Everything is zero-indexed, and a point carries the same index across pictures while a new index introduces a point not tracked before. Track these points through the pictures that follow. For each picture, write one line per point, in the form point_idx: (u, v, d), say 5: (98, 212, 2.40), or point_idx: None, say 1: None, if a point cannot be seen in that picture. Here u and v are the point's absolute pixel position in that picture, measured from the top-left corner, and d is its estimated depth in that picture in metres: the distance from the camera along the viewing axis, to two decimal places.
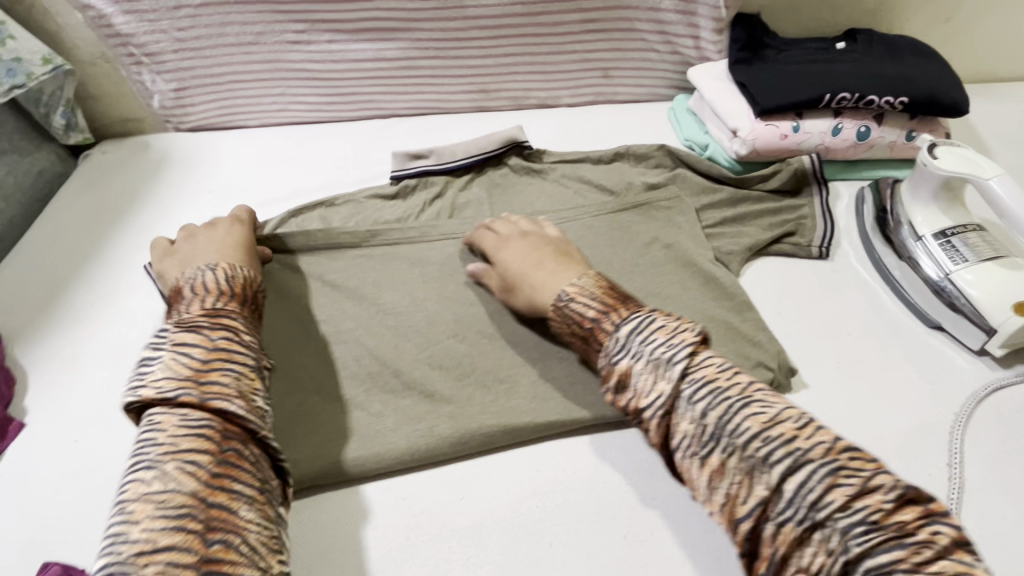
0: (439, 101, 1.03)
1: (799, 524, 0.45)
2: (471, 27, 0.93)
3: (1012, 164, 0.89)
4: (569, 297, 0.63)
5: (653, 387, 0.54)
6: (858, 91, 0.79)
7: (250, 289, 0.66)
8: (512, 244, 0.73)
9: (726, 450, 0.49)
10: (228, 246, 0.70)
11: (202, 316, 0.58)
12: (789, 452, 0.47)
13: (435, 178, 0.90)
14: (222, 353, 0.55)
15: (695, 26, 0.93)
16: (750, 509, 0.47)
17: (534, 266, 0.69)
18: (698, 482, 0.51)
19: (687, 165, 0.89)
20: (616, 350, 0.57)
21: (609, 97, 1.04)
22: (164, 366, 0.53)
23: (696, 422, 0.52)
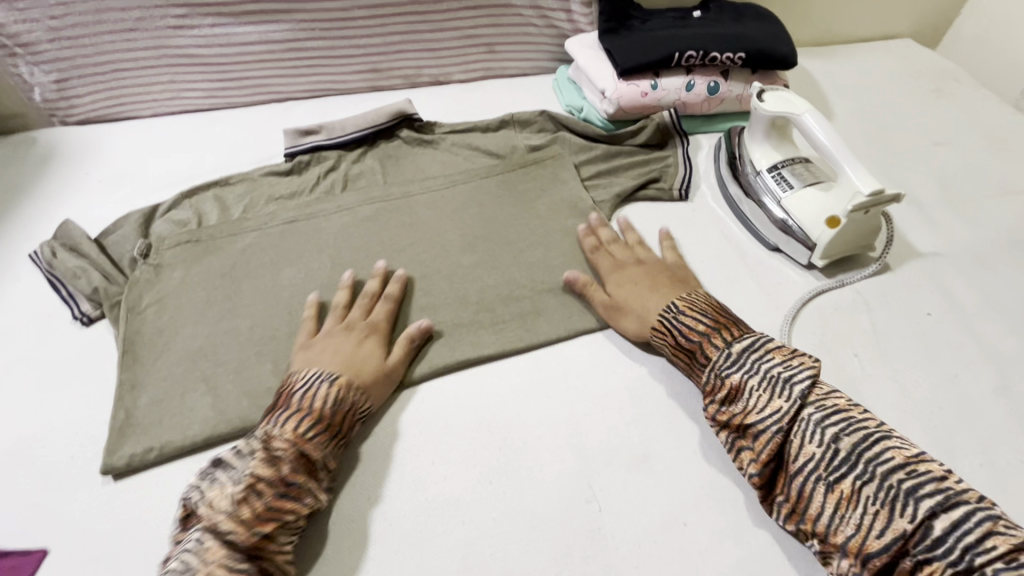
0: (334, 83, 1.06)
1: (946, 563, 0.46)
2: (355, 8, 0.97)
3: (848, 109, 1.00)
4: (678, 310, 0.65)
5: (769, 404, 0.56)
6: (702, 50, 0.88)
7: (354, 419, 0.61)
8: (626, 272, 0.73)
9: (864, 478, 0.51)
10: (353, 359, 0.64)
11: (286, 448, 0.54)
12: (910, 481, 0.49)
13: (328, 153, 0.93)
14: (292, 491, 0.53)
15: (565, 0, 1.01)
16: (887, 543, 0.48)
17: (650, 289, 0.70)
18: (822, 513, 0.52)
19: (566, 127, 0.96)
20: (725, 365, 0.59)
21: (498, 72, 1.11)
22: (230, 500, 0.50)
23: (825, 446, 0.53)
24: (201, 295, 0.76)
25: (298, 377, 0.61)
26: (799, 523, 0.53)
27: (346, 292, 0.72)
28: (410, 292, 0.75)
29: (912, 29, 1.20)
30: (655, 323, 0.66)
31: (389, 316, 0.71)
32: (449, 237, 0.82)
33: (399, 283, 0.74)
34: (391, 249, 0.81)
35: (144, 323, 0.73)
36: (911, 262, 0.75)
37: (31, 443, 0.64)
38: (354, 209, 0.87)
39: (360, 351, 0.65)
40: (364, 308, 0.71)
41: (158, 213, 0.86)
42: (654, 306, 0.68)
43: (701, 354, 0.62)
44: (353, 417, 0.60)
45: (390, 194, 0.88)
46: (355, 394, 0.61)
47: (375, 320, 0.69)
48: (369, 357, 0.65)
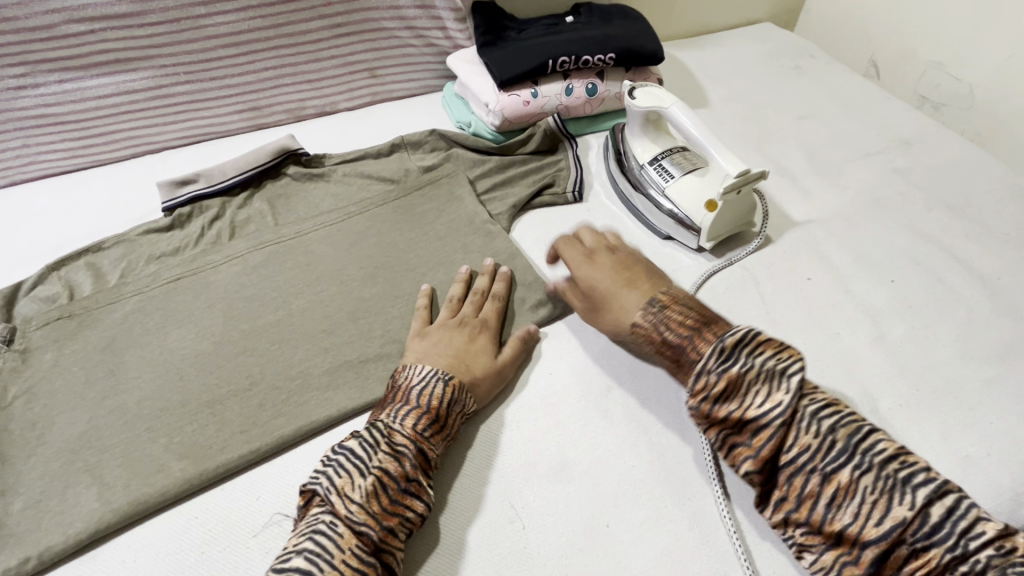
0: (212, 126, 1.01)
1: (946, 552, 0.45)
2: (217, 47, 0.93)
3: (722, 94, 1.06)
4: (660, 307, 0.62)
5: (769, 397, 0.52)
6: (573, 54, 0.91)
7: (460, 416, 0.61)
8: (601, 262, 0.71)
9: (861, 468, 0.48)
10: (466, 356, 0.65)
11: (409, 444, 0.55)
12: (913, 472, 0.48)
13: (209, 201, 0.88)
14: (412, 488, 0.54)
15: (437, 18, 1.01)
16: (887, 532, 0.46)
17: (623, 284, 0.67)
18: (819, 502, 0.49)
19: (458, 144, 0.96)
20: (722, 358, 0.55)
21: (385, 96, 1.09)
22: (363, 492, 0.51)
23: (821, 436, 0.51)
24: (78, 375, 0.70)
25: (414, 376, 0.61)
26: (793, 514, 0.51)
27: (462, 285, 0.74)
28: (511, 291, 0.76)
29: (768, 14, 1.29)
30: (637, 321, 0.63)
31: (496, 314, 0.71)
32: (349, 271, 0.79)
33: (504, 281, 0.75)
34: (287, 292, 0.77)
35: (13, 418, 0.65)
36: (790, 232, 0.80)
37: None
38: (245, 257, 0.82)
39: (472, 347, 0.66)
40: (475, 304, 0.71)
41: (21, 292, 0.78)
42: (632, 304, 0.65)
43: (689, 355, 0.59)
44: (457, 420, 0.61)
45: (282, 235, 0.85)
46: (465, 393, 0.62)
47: (483, 313, 0.71)
48: (481, 356, 0.66)
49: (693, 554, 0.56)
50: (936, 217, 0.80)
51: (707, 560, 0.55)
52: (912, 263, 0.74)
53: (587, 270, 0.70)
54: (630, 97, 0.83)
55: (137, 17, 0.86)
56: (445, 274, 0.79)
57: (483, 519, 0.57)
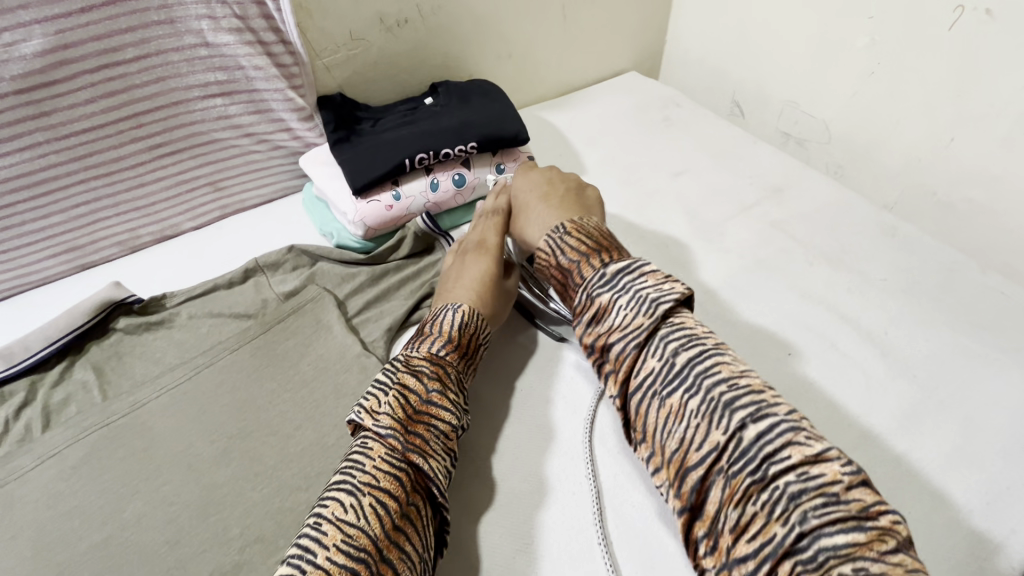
0: (19, 278, 0.84)
1: (752, 478, 0.45)
2: (5, 194, 0.77)
3: (598, 159, 1.03)
4: (566, 232, 0.66)
5: (631, 321, 0.56)
6: (432, 149, 0.84)
7: (477, 343, 0.67)
8: (532, 175, 0.79)
9: (691, 391, 0.51)
10: (473, 282, 0.71)
11: (426, 360, 0.61)
12: (743, 400, 0.48)
13: (12, 386, 0.72)
14: (436, 403, 0.58)
15: (279, 120, 0.91)
16: (705, 456, 0.48)
17: (537, 198, 0.75)
18: (654, 425, 0.53)
19: (323, 258, 0.86)
20: (599, 284, 0.60)
21: (237, 207, 0.98)
22: (387, 403, 0.56)
23: (664, 360, 0.53)
24: None
25: (432, 310, 0.69)
26: (642, 439, 0.54)
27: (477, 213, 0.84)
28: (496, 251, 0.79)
29: (632, 63, 1.30)
30: (542, 244, 0.68)
31: (496, 233, 0.78)
32: (198, 450, 0.67)
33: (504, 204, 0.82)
34: (119, 495, 0.63)
35: None
36: None
37: None
38: (63, 453, 0.67)
39: (477, 270, 0.73)
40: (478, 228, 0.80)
41: None
42: (542, 221, 0.72)
43: (577, 277, 0.63)
44: (477, 340, 0.67)
45: (112, 414, 0.70)
46: (479, 319, 0.67)
47: (486, 242, 0.77)
48: (484, 275, 0.72)
49: None
50: (818, 270, 0.80)
51: None
52: (803, 329, 0.72)
53: (522, 184, 0.79)
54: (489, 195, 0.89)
55: None
56: (316, 431, 0.67)
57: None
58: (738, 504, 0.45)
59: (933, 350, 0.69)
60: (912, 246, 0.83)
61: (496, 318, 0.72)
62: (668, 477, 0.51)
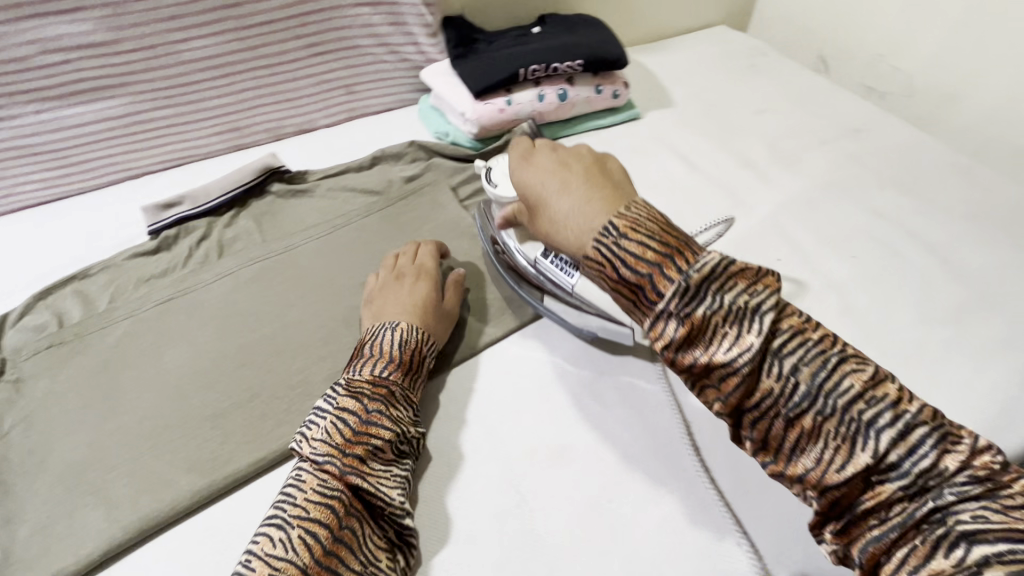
0: (192, 149, 1.02)
1: (902, 486, 0.44)
2: (196, 70, 0.94)
3: (685, 94, 1.12)
4: (618, 234, 0.52)
5: (736, 340, 0.48)
6: (544, 62, 0.95)
7: (419, 358, 0.66)
8: (538, 162, 0.64)
9: (823, 412, 0.46)
10: (412, 301, 0.70)
11: (366, 383, 0.60)
12: (872, 403, 0.45)
13: (195, 222, 0.89)
14: (374, 425, 0.57)
15: (410, 34, 1.04)
16: (846, 477, 0.45)
17: (558, 189, 0.59)
18: (782, 446, 0.48)
19: (438, 153, 1.00)
20: (687, 298, 0.49)
21: (363, 111, 1.12)
22: (323, 430, 0.57)
23: (782, 380, 0.47)
24: (74, 399, 0.70)
25: (368, 331, 0.67)
26: (761, 454, 0.49)
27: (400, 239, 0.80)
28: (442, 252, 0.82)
29: (722, 18, 1.37)
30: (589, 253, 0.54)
31: (432, 257, 0.77)
32: (341, 283, 0.82)
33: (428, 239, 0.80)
34: (280, 306, 0.79)
35: (11, 447, 0.65)
36: (757, 216, 0.86)
37: None
38: (236, 274, 0.83)
39: (416, 291, 0.71)
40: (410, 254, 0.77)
41: (8, 324, 0.79)
42: (575, 216, 0.57)
43: (648, 295, 0.51)
44: (422, 355, 0.66)
45: (271, 251, 0.86)
46: (421, 337, 0.67)
47: (421, 262, 0.76)
48: (430, 297, 0.71)
49: (691, 520, 0.59)
50: (893, 195, 0.87)
51: (705, 524, 0.59)
52: (870, 239, 0.80)
53: (530, 174, 0.63)
54: (488, 183, 0.76)
55: (114, 45, 0.87)
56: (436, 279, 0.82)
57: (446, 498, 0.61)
58: (884, 511, 0.44)
59: (991, 263, 0.76)
60: (985, 182, 0.88)
61: (442, 335, 0.71)
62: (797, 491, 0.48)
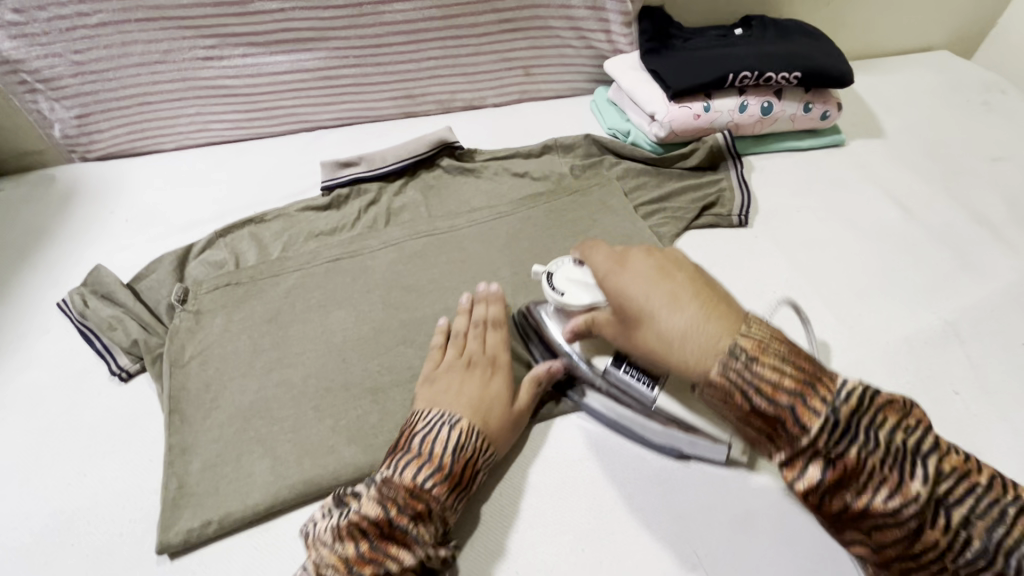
0: (365, 110, 1.03)
1: (879, 472, 0.44)
2: (391, 33, 0.93)
3: (904, 124, 0.98)
4: (748, 358, 0.47)
5: (822, 426, 0.45)
6: (757, 70, 0.85)
7: (472, 467, 0.57)
8: (633, 268, 0.55)
9: (870, 448, 0.44)
10: (468, 395, 0.61)
11: (401, 491, 0.53)
12: (913, 454, 0.44)
13: (367, 186, 0.89)
14: (391, 543, 0.51)
15: (605, 20, 0.98)
16: (895, 509, 0.44)
17: (666, 304, 0.51)
18: (854, 502, 0.45)
19: (611, 150, 0.93)
20: (819, 437, 0.44)
21: (533, 95, 1.08)
22: (334, 534, 0.51)
23: (826, 417, 0.45)
24: (247, 341, 0.72)
25: (420, 418, 0.59)
26: (820, 501, 0.46)
27: (465, 317, 0.70)
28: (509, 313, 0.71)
29: (948, 40, 1.18)
30: (713, 374, 0.48)
31: (504, 346, 0.67)
32: (503, 274, 0.79)
33: (500, 309, 0.70)
34: (444, 287, 0.77)
35: (190, 376, 0.68)
36: (991, 287, 0.74)
37: (76, 516, 0.58)
38: (401, 245, 0.82)
39: (484, 390, 0.62)
40: (478, 338, 0.67)
41: (192, 254, 0.82)
42: (698, 348, 0.49)
43: (786, 426, 0.46)
44: (474, 467, 0.57)
45: (436, 227, 0.84)
46: (475, 439, 0.58)
47: (497, 354, 0.66)
48: (496, 401, 0.62)
49: None
50: None
51: None
52: None
53: (626, 279, 0.54)
54: (552, 288, 0.63)
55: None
56: None
57: (593, 535, 0.58)
58: (885, 502, 0.44)
59: None
60: None
61: (502, 441, 0.61)
62: (818, 510, 0.47)
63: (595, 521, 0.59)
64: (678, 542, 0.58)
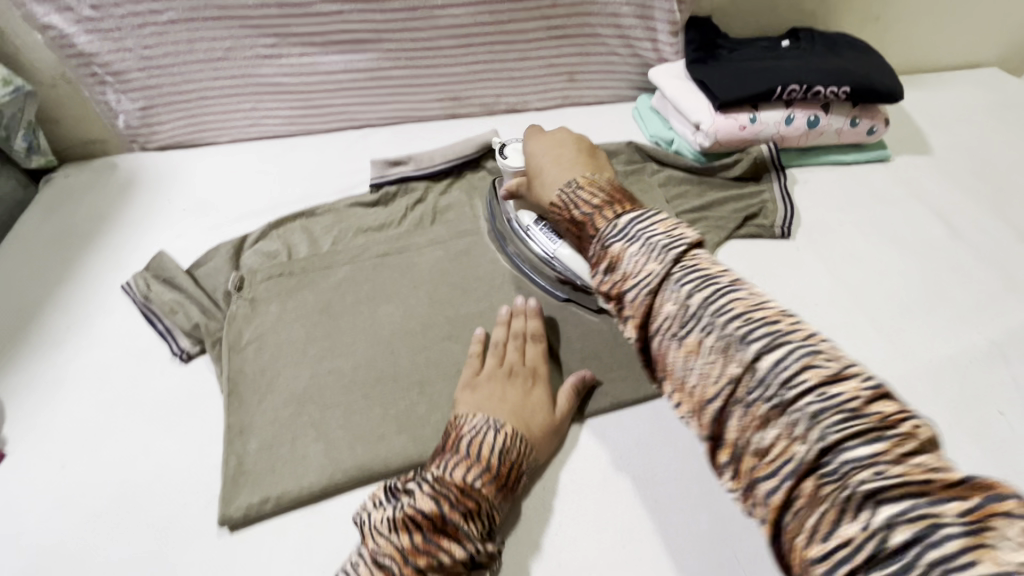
0: (412, 110, 1.06)
1: (768, 403, 0.40)
2: (442, 36, 0.96)
3: (952, 141, 0.97)
4: (578, 185, 0.57)
5: (643, 267, 0.48)
6: (806, 83, 0.86)
7: (517, 470, 0.57)
8: (545, 137, 0.68)
9: (704, 328, 0.44)
10: (510, 403, 0.61)
11: (453, 489, 0.52)
12: (889, 466, 0.35)
13: (414, 184, 0.92)
14: (444, 537, 0.50)
15: (652, 30, 0.99)
16: (720, 389, 0.42)
17: (552, 162, 0.64)
18: (672, 364, 0.46)
19: (654, 158, 0.94)
20: (610, 234, 0.51)
21: (576, 100, 1.09)
22: (390, 527, 0.51)
23: (681, 302, 0.46)
24: (299, 329, 0.75)
25: (465, 422, 0.58)
26: (681, 401, 0.45)
27: (504, 327, 0.70)
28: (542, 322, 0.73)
29: (998, 57, 1.17)
30: (553, 200, 0.59)
31: (542, 358, 0.68)
32: None
33: (538, 321, 0.71)
34: (488, 285, 0.79)
35: (247, 360, 0.71)
36: None
37: (143, 488, 0.62)
38: (447, 243, 0.85)
39: (523, 399, 0.63)
40: (518, 348, 0.68)
41: (246, 244, 0.86)
42: (556, 180, 0.62)
43: (589, 231, 0.54)
44: (519, 470, 0.57)
45: (480, 227, 0.87)
46: (519, 446, 0.58)
47: (535, 365, 0.67)
48: (537, 411, 0.62)
49: None
50: None
51: None
52: None
53: (535, 146, 0.68)
54: (501, 157, 0.77)
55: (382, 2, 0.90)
56: None
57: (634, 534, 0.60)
58: (759, 428, 0.40)
59: None
60: None
61: (543, 450, 0.62)
62: (687, 413, 0.45)
63: (637, 521, 0.60)
64: (712, 545, 0.59)
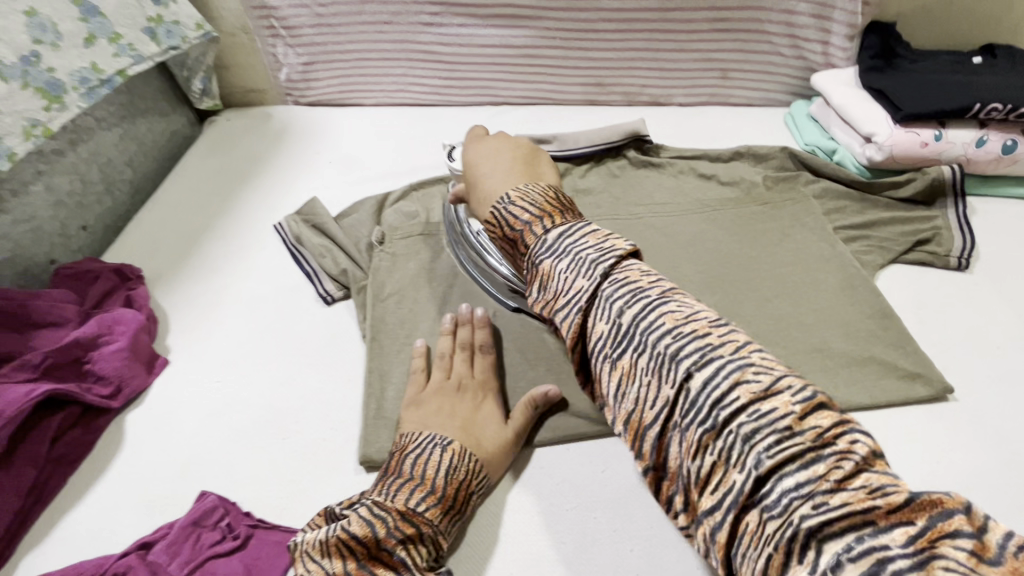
0: (553, 92, 1.05)
1: (700, 429, 0.39)
2: (600, 20, 0.95)
3: None
4: (510, 201, 0.58)
5: (574, 286, 0.49)
6: (1011, 103, 0.77)
7: (466, 489, 0.54)
8: (484, 146, 0.70)
9: (639, 351, 0.44)
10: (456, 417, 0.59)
11: (392, 512, 0.50)
12: (829, 495, 0.34)
13: (554, 165, 0.92)
14: (379, 564, 0.48)
15: (826, 31, 0.92)
16: (657, 415, 0.42)
17: (500, 175, 0.65)
18: (608, 390, 0.46)
19: (810, 168, 0.87)
20: (543, 252, 0.53)
21: (723, 99, 1.04)
22: (322, 552, 0.48)
23: (613, 318, 0.46)
24: (436, 289, 0.76)
25: (410, 438, 0.57)
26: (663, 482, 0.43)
27: (448, 338, 0.67)
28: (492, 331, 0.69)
29: None
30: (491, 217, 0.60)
31: (490, 368, 0.65)
32: (685, 271, 0.77)
33: (484, 330, 0.67)
34: None
35: (388, 311, 0.73)
36: None
37: (287, 415, 0.65)
38: None
39: (478, 414, 0.60)
40: (465, 361, 0.65)
41: (389, 202, 0.88)
42: (499, 190, 0.62)
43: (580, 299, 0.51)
44: (469, 490, 0.55)
45: (620, 214, 0.84)
46: (470, 465, 0.55)
47: (483, 376, 0.64)
48: (487, 424, 0.60)
49: None
50: None
51: None
52: None
53: (476, 152, 0.70)
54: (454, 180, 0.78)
55: None
56: (791, 303, 0.73)
57: None
58: (696, 457, 0.39)
59: None
60: None
61: (497, 466, 0.58)
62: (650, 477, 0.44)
63: None
64: None
